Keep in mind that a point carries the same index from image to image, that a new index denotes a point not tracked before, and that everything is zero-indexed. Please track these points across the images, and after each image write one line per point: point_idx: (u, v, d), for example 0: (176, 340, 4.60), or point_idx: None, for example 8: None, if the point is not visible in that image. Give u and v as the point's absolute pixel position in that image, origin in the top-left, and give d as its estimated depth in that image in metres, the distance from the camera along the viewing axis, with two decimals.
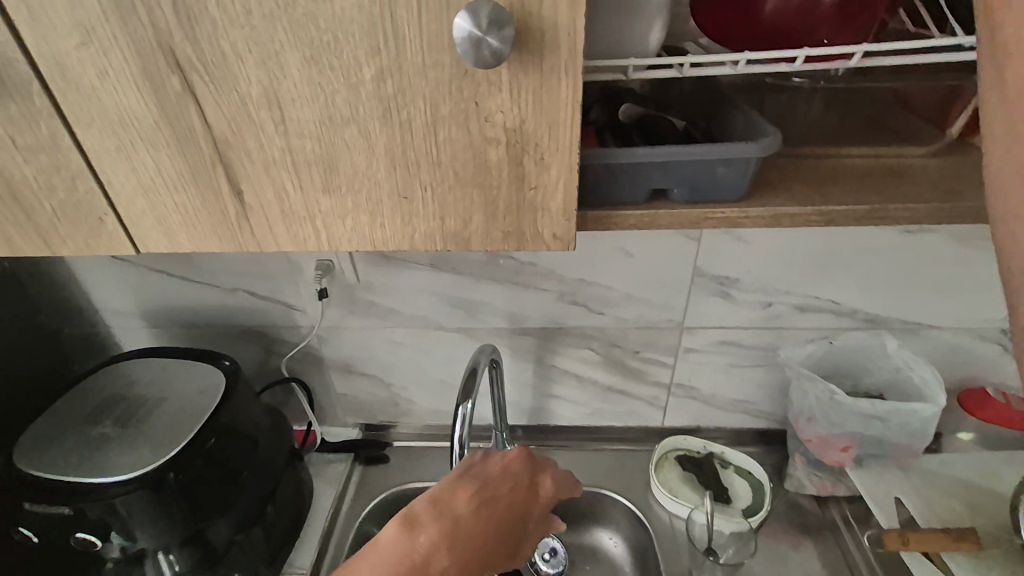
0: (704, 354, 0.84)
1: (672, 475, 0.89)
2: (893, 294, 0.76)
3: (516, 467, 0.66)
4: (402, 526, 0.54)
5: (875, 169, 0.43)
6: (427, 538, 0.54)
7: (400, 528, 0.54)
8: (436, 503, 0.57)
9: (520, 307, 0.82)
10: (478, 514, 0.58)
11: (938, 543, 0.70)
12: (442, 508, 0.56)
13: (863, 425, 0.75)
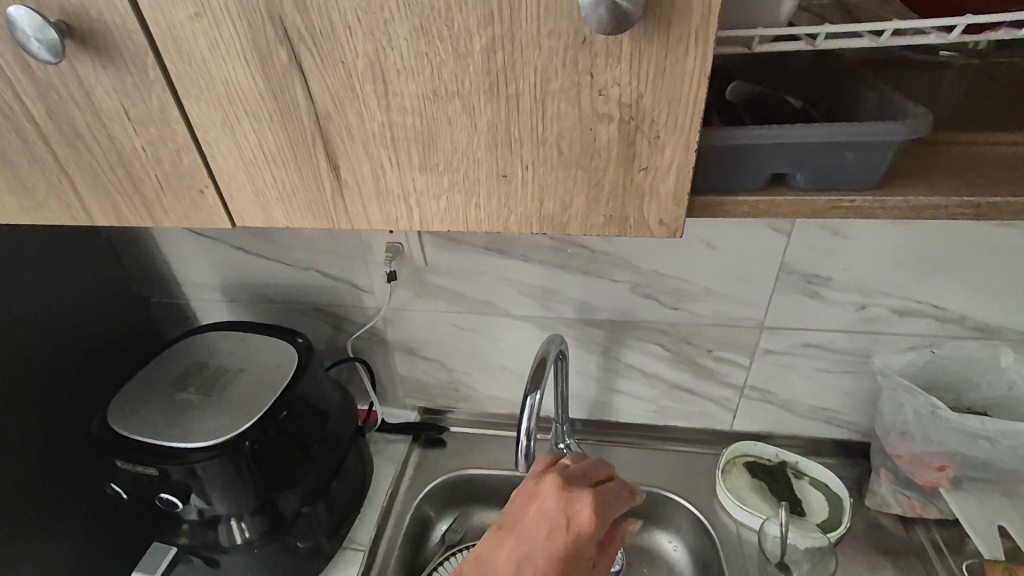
0: (785, 355, 0.79)
1: (741, 482, 0.85)
2: (1009, 302, 0.69)
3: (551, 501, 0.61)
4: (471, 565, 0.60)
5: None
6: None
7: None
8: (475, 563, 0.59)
9: (589, 298, 0.80)
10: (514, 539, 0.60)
11: None
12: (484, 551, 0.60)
13: (966, 445, 0.68)
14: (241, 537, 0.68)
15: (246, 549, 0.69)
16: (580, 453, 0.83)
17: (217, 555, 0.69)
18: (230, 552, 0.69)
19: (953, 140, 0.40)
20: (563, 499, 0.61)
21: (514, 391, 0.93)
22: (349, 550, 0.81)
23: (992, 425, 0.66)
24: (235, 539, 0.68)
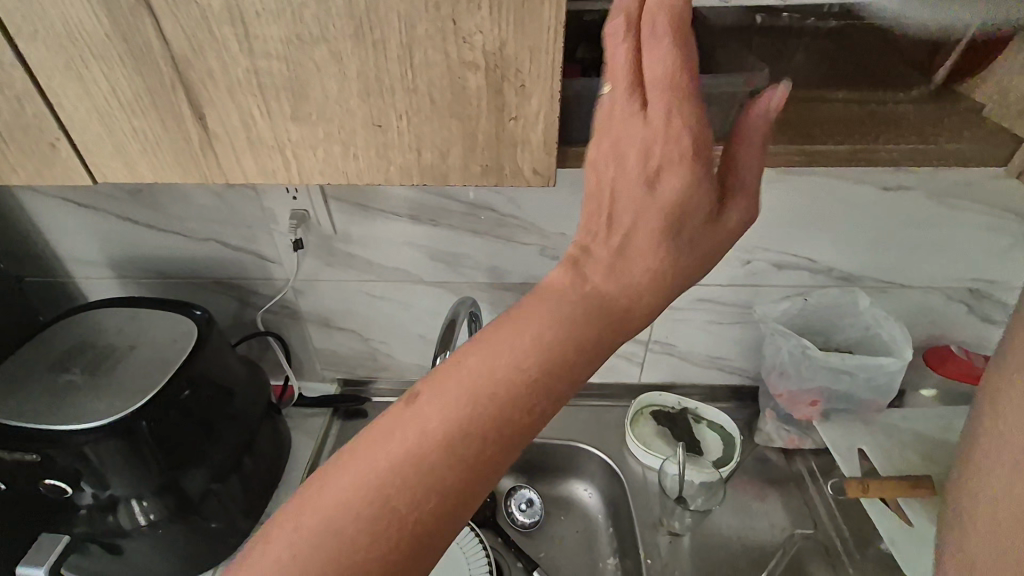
0: (683, 310, 0.85)
1: (648, 430, 0.92)
2: (867, 254, 0.78)
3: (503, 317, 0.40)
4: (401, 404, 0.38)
5: (859, 111, 0.48)
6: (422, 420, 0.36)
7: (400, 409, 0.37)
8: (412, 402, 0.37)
9: (502, 262, 0.81)
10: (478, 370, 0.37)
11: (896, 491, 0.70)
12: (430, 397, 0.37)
13: (832, 380, 0.77)
14: (144, 519, 0.65)
15: (151, 530, 0.66)
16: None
17: (119, 540, 0.66)
18: (133, 536, 0.66)
19: (803, 96, 0.49)
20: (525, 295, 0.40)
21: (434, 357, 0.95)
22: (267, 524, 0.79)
23: (852, 359, 0.74)
24: (138, 522, 0.65)
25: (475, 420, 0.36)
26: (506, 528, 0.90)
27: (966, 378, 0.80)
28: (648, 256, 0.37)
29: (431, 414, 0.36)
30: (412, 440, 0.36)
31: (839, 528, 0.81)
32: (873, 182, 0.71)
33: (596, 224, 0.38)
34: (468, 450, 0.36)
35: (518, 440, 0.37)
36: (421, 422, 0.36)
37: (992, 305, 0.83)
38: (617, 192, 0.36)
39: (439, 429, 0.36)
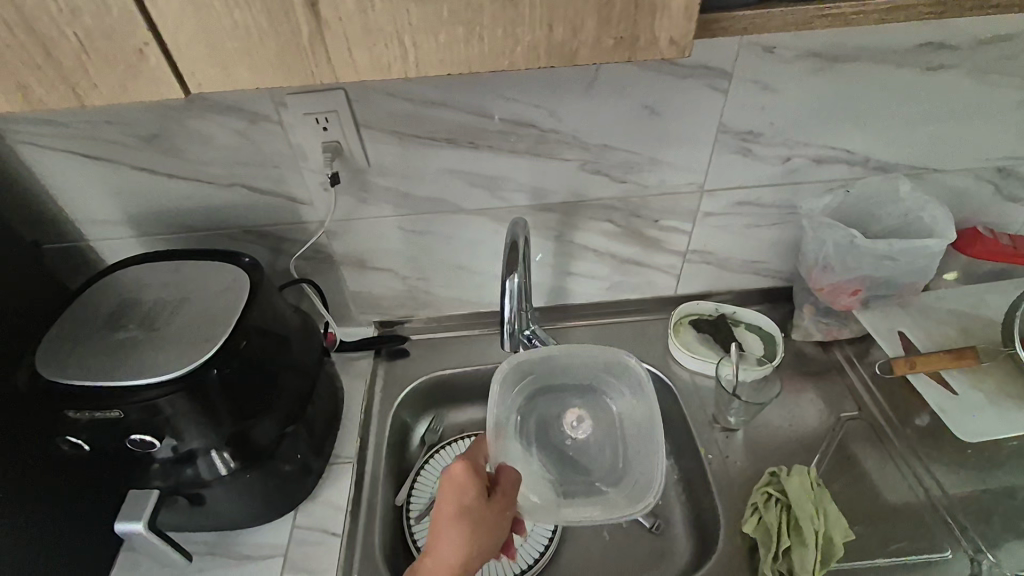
0: (722, 215, 0.86)
1: (690, 338, 0.94)
2: (905, 140, 0.78)
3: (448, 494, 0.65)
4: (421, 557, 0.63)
5: None
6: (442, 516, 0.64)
7: (439, 539, 0.63)
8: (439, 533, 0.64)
9: (542, 182, 0.79)
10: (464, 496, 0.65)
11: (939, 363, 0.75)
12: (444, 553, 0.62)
13: (876, 267, 0.79)
14: (225, 468, 0.65)
15: (232, 478, 0.66)
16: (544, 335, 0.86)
17: (202, 490, 0.66)
18: (216, 485, 0.66)
19: None
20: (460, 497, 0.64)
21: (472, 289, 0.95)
22: (338, 464, 0.80)
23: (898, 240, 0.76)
24: (219, 471, 0.65)
25: (468, 537, 0.63)
26: None
27: (994, 256, 0.85)
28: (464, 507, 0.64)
29: (466, 524, 0.63)
30: (442, 537, 0.63)
31: (881, 407, 0.85)
32: (916, 62, 0.70)
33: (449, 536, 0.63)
34: None
35: (492, 524, 0.65)
36: (450, 546, 0.62)
37: (1018, 182, 0.85)
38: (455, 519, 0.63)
39: (480, 525, 0.64)
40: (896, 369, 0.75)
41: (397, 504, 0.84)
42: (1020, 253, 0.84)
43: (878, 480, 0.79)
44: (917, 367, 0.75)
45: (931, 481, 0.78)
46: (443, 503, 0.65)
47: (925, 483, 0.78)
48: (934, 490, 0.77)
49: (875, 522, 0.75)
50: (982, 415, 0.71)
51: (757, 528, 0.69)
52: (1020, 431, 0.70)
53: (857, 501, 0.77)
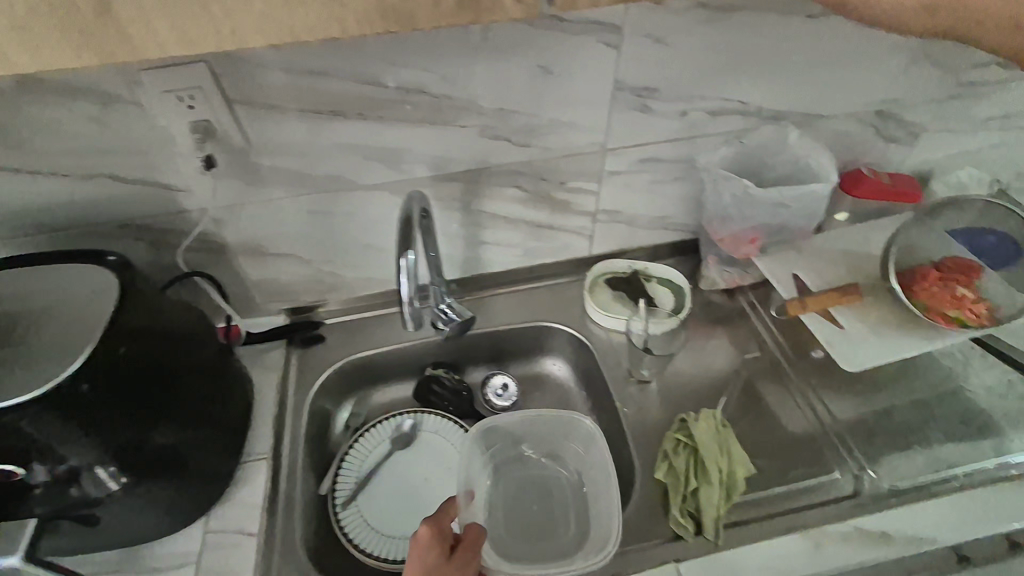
0: (627, 173, 0.86)
1: (605, 297, 0.96)
2: (792, 89, 0.80)
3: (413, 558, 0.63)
4: None
5: None
6: None
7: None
8: None
9: (441, 151, 0.76)
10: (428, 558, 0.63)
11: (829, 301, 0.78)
12: None
13: (769, 215, 0.82)
14: (116, 484, 0.60)
15: (128, 493, 0.62)
16: (460, 309, 0.88)
17: (93, 509, 0.61)
18: (108, 502, 0.61)
19: None
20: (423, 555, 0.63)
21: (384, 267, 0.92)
22: (248, 463, 0.76)
23: (788, 189, 0.78)
24: (109, 488, 0.60)
25: None
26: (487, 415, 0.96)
27: (876, 195, 0.91)
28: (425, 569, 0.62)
29: None
30: None
31: (781, 346, 0.91)
32: (796, 11, 0.71)
33: None
34: None
35: None
36: None
37: (894, 124, 0.90)
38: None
39: None
40: (789, 310, 0.79)
41: (323, 493, 0.83)
42: (898, 190, 0.91)
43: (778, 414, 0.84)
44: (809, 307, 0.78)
45: (823, 409, 0.83)
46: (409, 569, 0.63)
47: (818, 412, 0.83)
48: (826, 417, 0.83)
49: (774, 454, 0.80)
50: (863, 345, 0.75)
51: (667, 472, 0.73)
52: (896, 354, 0.75)
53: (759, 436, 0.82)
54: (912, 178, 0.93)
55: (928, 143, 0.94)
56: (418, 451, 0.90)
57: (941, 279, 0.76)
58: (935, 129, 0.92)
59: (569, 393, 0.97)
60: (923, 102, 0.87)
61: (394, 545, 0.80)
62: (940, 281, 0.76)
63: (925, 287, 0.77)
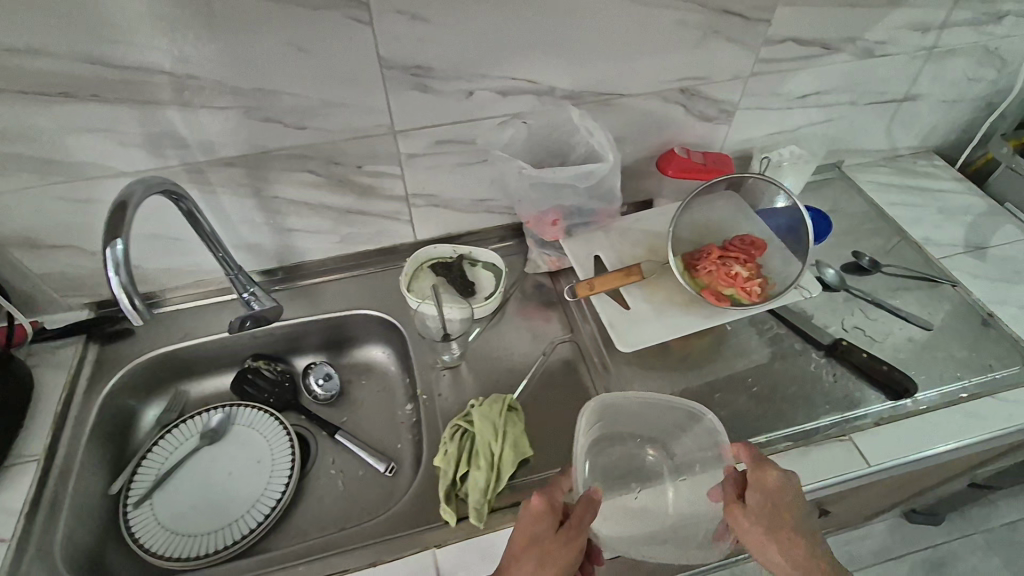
0: (427, 156, 0.83)
1: (428, 281, 0.94)
2: (581, 67, 0.78)
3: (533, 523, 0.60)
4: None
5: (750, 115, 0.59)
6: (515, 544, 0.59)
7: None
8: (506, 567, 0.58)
9: (207, 135, 0.72)
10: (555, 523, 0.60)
11: (614, 282, 0.77)
12: None
13: (562, 199, 0.81)
14: None
15: None
16: (264, 295, 0.87)
17: None
18: None
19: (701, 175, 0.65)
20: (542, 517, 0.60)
21: (187, 257, 0.89)
22: (17, 465, 0.73)
23: (584, 173, 0.77)
24: None
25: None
26: (309, 406, 0.95)
27: (688, 173, 0.91)
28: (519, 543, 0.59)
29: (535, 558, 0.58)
30: None
31: (593, 328, 0.91)
32: None
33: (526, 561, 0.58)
34: None
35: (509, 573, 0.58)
36: None
37: (703, 102, 0.89)
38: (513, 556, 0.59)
39: (550, 560, 0.58)
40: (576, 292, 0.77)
41: (115, 491, 0.81)
42: (708, 168, 0.92)
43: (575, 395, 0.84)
44: (596, 287, 0.77)
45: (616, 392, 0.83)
46: (522, 531, 0.60)
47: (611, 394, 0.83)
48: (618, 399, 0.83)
49: (559, 436, 0.80)
50: (646, 324, 0.76)
51: (441, 459, 0.72)
52: (676, 333, 0.75)
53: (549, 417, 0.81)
54: (726, 157, 0.94)
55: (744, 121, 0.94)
56: (227, 445, 0.88)
57: (719, 257, 0.77)
58: (746, 106, 0.92)
59: (393, 381, 0.97)
60: (728, 79, 0.87)
61: (184, 543, 0.78)
62: (718, 259, 0.77)
63: (705, 263, 0.77)
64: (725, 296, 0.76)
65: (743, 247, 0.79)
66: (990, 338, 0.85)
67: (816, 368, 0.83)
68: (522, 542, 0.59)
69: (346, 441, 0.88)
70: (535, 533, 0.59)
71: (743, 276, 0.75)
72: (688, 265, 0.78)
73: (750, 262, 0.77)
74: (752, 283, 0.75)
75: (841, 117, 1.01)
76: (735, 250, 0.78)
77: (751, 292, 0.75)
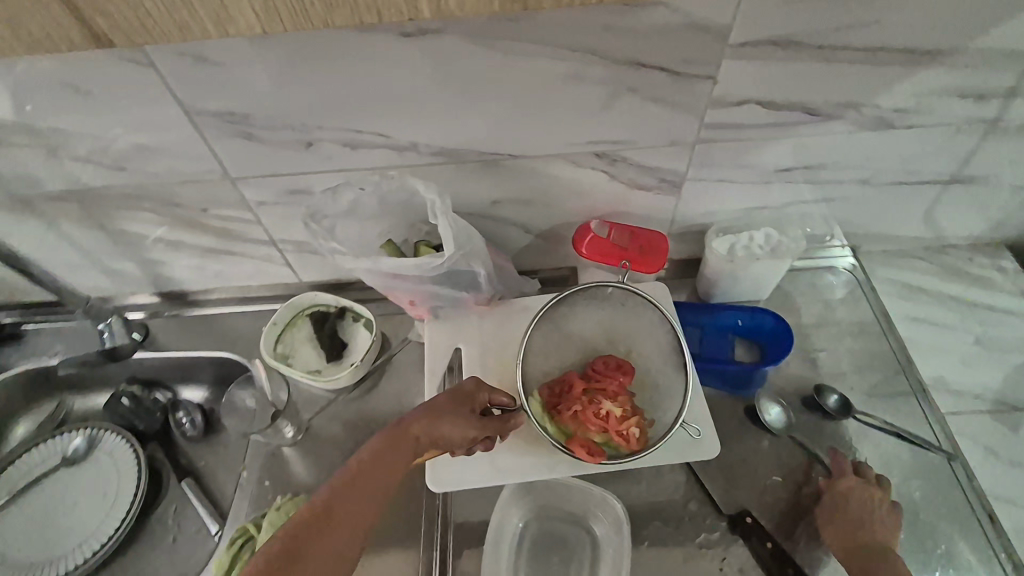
0: (281, 205, 0.71)
1: (301, 332, 0.83)
2: (447, 121, 0.62)
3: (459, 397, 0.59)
4: (393, 441, 0.54)
5: None
6: (444, 406, 0.57)
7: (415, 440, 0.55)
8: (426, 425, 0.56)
9: (21, 170, 0.65)
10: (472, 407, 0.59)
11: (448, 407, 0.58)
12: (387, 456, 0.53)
13: (414, 284, 0.65)
14: None
15: None
16: (121, 328, 0.84)
17: None
18: None
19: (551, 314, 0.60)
20: (474, 397, 0.59)
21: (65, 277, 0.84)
22: None
23: (424, 267, 0.61)
24: None
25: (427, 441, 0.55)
26: (172, 436, 0.89)
27: (604, 258, 0.72)
28: (432, 423, 0.56)
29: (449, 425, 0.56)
30: (387, 463, 0.53)
31: None
32: (384, 26, 0.52)
33: (439, 433, 0.56)
34: (368, 487, 0.51)
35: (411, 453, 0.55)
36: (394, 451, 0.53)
37: (631, 169, 0.68)
38: (429, 423, 0.56)
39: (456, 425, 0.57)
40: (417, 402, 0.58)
41: None
42: (632, 255, 0.71)
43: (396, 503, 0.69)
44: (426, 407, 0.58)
45: (449, 512, 0.67)
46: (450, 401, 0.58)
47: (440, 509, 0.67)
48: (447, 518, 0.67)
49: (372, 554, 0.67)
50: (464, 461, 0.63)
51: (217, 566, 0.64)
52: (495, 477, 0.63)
53: None
54: (667, 241, 0.72)
55: (695, 193, 0.72)
56: (81, 470, 0.85)
57: (583, 394, 0.59)
58: (698, 177, 0.70)
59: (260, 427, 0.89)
60: (663, 145, 0.65)
61: (8, 570, 0.77)
62: (582, 396, 0.59)
63: (566, 404, 0.59)
64: (597, 446, 0.58)
65: (613, 373, 0.62)
66: (962, 553, 0.63)
67: (705, 545, 0.64)
68: (444, 409, 0.57)
69: (188, 491, 0.82)
70: (457, 408, 0.58)
71: (616, 417, 0.58)
72: (550, 406, 0.61)
73: (624, 395, 0.60)
74: (628, 425, 0.58)
75: (851, 197, 0.74)
76: (603, 378, 0.61)
77: (629, 437, 0.58)
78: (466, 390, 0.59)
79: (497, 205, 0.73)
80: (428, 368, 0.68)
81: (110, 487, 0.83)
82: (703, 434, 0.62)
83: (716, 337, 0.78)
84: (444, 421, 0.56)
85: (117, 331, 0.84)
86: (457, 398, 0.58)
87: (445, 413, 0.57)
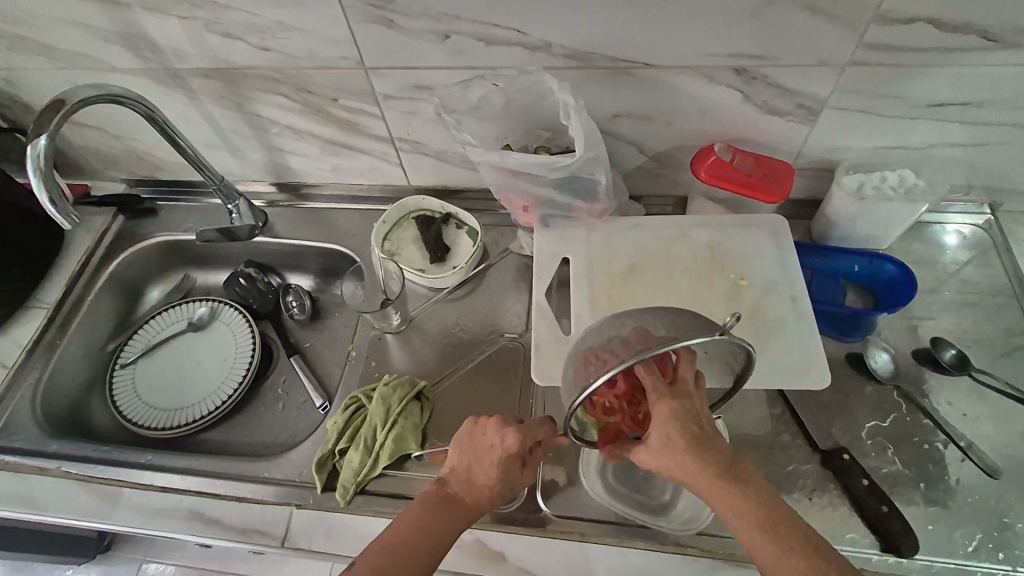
0: (406, 100, 0.73)
1: (408, 234, 0.87)
2: (587, 20, 0.60)
3: (494, 447, 0.58)
4: (442, 500, 0.56)
5: None
6: (483, 464, 0.58)
7: (464, 500, 0.56)
8: (469, 486, 0.57)
9: (176, 43, 0.70)
10: (516, 456, 0.58)
11: (488, 455, 0.58)
12: (440, 511, 0.55)
13: (534, 185, 0.66)
14: None
15: None
16: (246, 210, 0.92)
17: None
18: None
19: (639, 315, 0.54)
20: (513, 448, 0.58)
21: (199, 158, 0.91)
22: (34, 308, 0.88)
23: (551, 167, 0.62)
24: None
25: (477, 494, 0.57)
26: (281, 316, 0.96)
27: (726, 183, 0.69)
28: (476, 473, 0.58)
29: (495, 480, 0.57)
30: (444, 512, 0.55)
31: None
32: None
33: (488, 483, 0.57)
34: (433, 531, 0.53)
35: (465, 500, 0.56)
36: (447, 508, 0.55)
37: (768, 89, 0.65)
38: (474, 477, 0.58)
39: (503, 479, 0.57)
40: (461, 438, 0.60)
41: (111, 350, 0.93)
42: (753, 182, 0.68)
43: (493, 397, 0.75)
44: (462, 455, 0.59)
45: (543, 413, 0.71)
46: (485, 455, 0.58)
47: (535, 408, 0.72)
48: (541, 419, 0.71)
49: None
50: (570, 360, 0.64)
51: (330, 427, 0.71)
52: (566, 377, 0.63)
53: (452, 414, 0.73)
54: (793, 171, 0.69)
55: (833, 123, 0.68)
56: (204, 336, 0.94)
57: (624, 400, 0.54)
58: (840, 105, 0.66)
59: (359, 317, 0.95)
60: (810, 65, 0.62)
61: (144, 410, 0.87)
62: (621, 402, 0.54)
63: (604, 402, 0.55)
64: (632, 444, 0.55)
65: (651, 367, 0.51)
66: None
67: (794, 474, 0.65)
68: (485, 465, 0.58)
69: (295, 365, 0.89)
70: (500, 460, 0.57)
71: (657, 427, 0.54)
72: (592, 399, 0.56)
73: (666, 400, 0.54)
74: None
75: (1008, 142, 0.68)
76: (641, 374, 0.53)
77: None
78: (506, 440, 0.58)
79: (618, 119, 0.72)
80: (536, 271, 0.70)
81: (229, 353, 0.92)
82: (816, 365, 0.61)
83: (827, 280, 0.75)
84: (490, 479, 0.57)
85: (244, 211, 0.91)
86: (496, 447, 0.58)
87: (491, 467, 0.57)
